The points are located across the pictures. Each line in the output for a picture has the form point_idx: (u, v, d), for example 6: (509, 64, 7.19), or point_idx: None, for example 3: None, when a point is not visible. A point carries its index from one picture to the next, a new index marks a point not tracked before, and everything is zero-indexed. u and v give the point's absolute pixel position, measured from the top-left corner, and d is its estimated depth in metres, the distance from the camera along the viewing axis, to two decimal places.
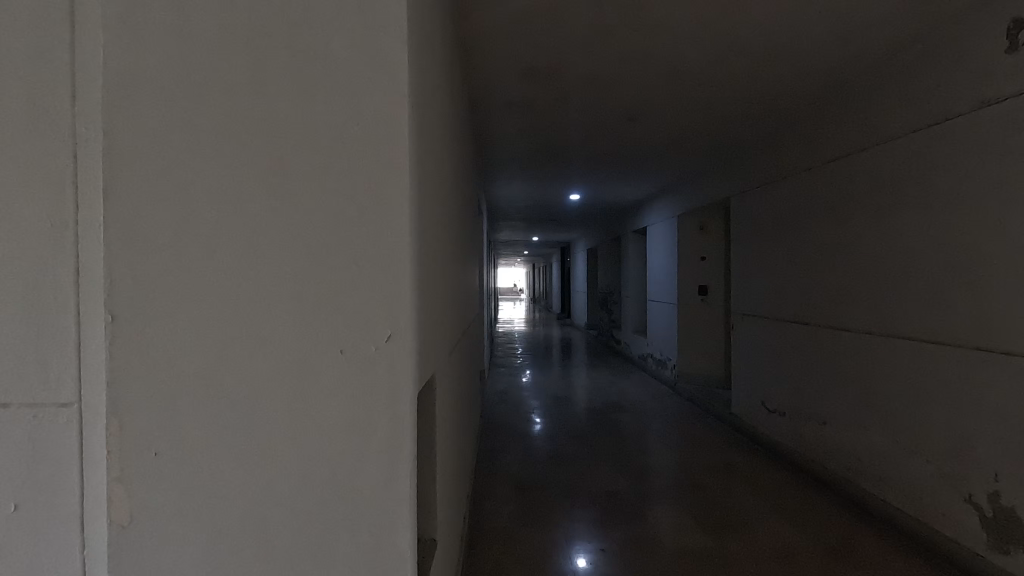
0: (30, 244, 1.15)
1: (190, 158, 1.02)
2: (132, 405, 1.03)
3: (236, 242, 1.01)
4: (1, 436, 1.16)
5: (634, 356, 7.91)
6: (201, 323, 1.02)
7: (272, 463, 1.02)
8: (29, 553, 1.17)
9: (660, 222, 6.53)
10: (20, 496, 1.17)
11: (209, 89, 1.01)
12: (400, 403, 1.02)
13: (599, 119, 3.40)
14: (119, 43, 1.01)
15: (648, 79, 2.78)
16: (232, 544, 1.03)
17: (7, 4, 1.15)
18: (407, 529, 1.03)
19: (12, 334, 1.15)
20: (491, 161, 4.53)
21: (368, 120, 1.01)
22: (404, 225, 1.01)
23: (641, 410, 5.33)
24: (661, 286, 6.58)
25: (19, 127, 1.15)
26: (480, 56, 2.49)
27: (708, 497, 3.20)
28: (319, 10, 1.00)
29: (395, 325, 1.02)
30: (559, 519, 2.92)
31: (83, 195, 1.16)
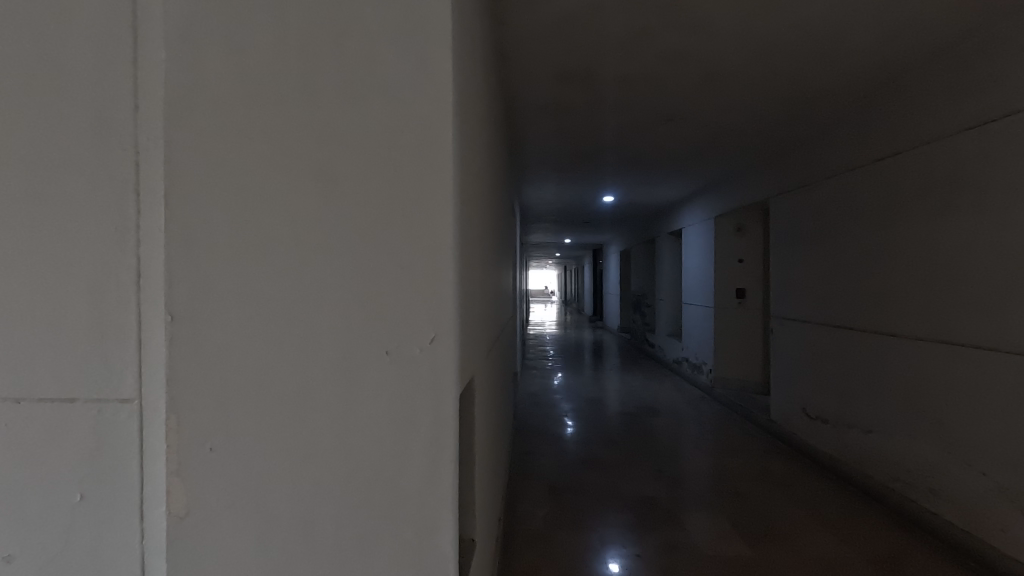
0: (94, 247, 1.22)
1: (243, 166, 1.06)
2: (190, 402, 1.07)
3: (287, 246, 1.05)
4: (68, 428, 1.23)
5: (668, 359, 7.80)
6: (254, 324, 1.06)
7: (320, 460, 1.06)
8: (92, 542, 1.23)
9: (696, 223, 6.42)
10: (85, 487, 1.23)
11: (263, 99, 1.05)
12: (443, 403, 1.04)
13: (636, 120, 3.37)
14: (179, 56, 1.06)
15: (685, 80, 2.75)
16: (283, 538, 1.06)
17: (76, 24, 1.22)
18: (450, 527, 1.05)
19: (79, 333, 1.22)
20: (525, 164, 4.55)
21: (412, 127, 1.03)
22: (448, 229, 1.03)
23: (676, 415, 5.25)
24: (696, 289, 6.48)
25: (86, 138, 1.22)
26: (516, 61, 2.51)
27: (747, 505, 3.14)
28: (365, 20, 1.03)
29: (439, 328, 1.04)
30: (592, 523, 2.90)
31: (145, 202, 1.22)
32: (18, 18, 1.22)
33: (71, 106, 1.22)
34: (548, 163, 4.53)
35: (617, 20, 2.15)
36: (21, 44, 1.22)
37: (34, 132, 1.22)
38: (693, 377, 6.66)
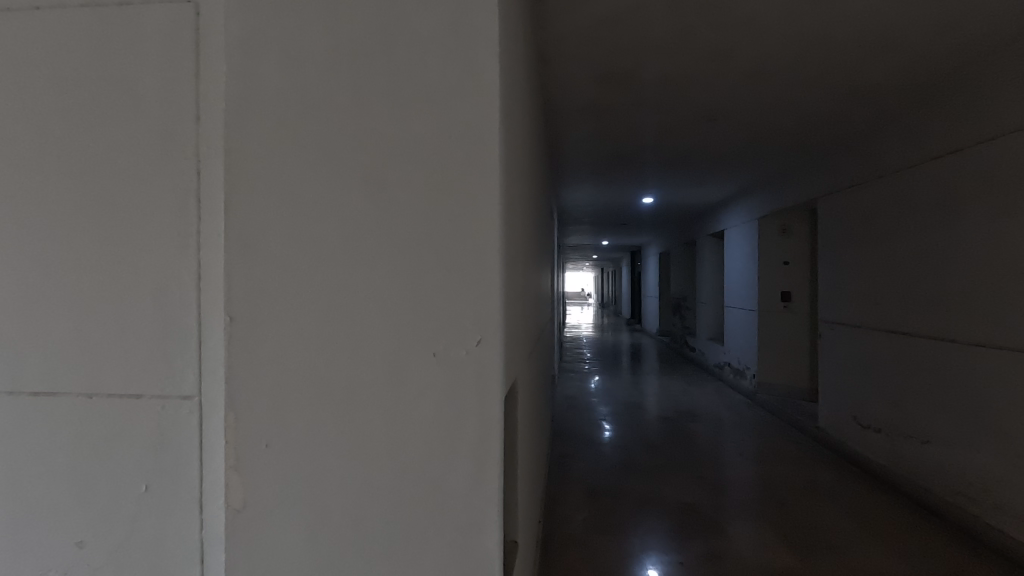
0: (159, 250, 1.29)
1: (298, 173, 1.10)
2: (248, 400, 1.12)
3: (338, 249, 1.08)
4: (134, 423, 1.30)
5: (710, 364, 7.63)
6: (308, 326, 1.10)
7: (370, 458, 1.08)
8: (156, 532, 1.30)
9: (739, 224, 6.27)
10: (150, 478, 1.30)
11: (317, 107, 1.09)
12: (489, 404, 1.05)
13: (678, 120, 3.32)
14: (239, 67, 1.11)
15: (729, 79, 2.69)
16: (334, 535, 1.09)
17: (144, 41, 1.29)
18: (495, 528, 1.06)
19: (146, 333, 1.29)
20: (564, 166, 4.55)
21: (458, 132, 1.05)
22: (494, 233, 1.05)
23: (717, 420, 5.13)
24: (739, 291, 6.32)
25: (152, 148, 1.29)
26: (557, 64, 2.51)
27: (794, 514, 3.04)
28: (414, 29, 1.06)
29: (485, 330, 1.05)
30: (632, 529, 2.87)
31: (205, 207, 1.28)
32: (92, 37, 1.30)
33: (139, 117, 1.29)
34: (588, 165, 4.51)
35: (660, 20, 2.12)
36: (94, 62, 1.30)
37: (105, 144, 1.30)
38: (735, 383, 6.49)
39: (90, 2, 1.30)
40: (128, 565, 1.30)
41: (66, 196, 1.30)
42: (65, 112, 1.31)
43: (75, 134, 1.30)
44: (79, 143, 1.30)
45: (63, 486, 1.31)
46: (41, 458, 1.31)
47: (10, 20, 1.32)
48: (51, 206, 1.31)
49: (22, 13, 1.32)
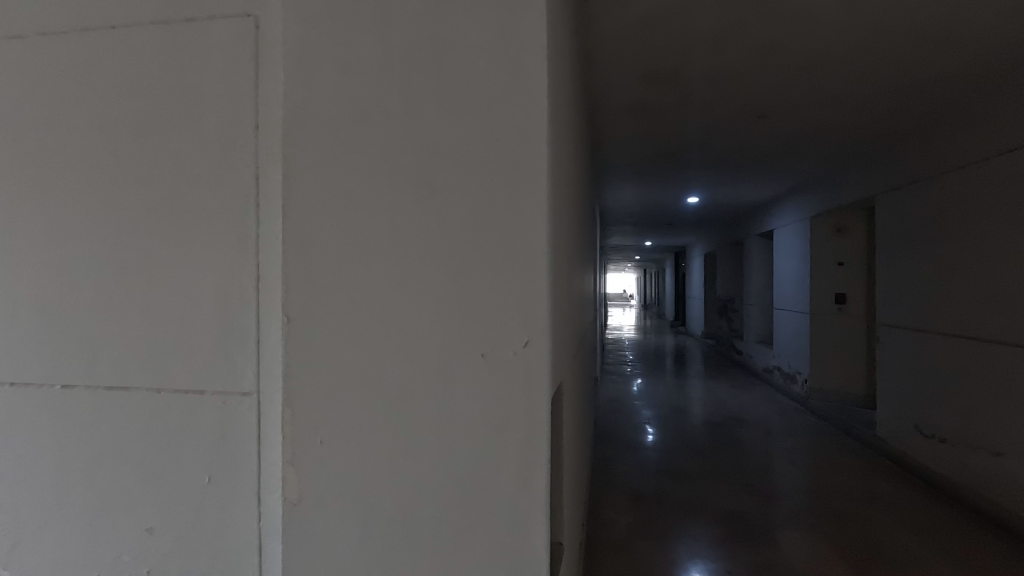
0: (221, 254, 1.35)
1: (351, 178, 1.13)
2: (304, 397, 1.16)
3: (388, 251, 1.11)
4: (198, 417, 1.37)
5: (758, 368, 7.40)
6: (360, 326, 1.13)
7: (419, 457, 1.11)
8: (217, 521, 1.36)
9: (790, 224, 6.06)
10: (212, 470, 1.36)
11: (368, 113, 1.12)
12: (535, 405, 1.06)
13: (725, 118, 3.24)
14: (295, 77, 1.15)
15: (781, 74, 2.61)
16: (384, 531, 1.12)
17: (207, 55, 1.36)
18: (542, 530, 1.06)
19: (209, 332, 1.36)
20: (607, 166, 4.52)
21: (506, 134, 1.06)
22: (541, 234, 1.05)
23: (767, 426, 4.97)
24: (790, 293, 6.11)
25: (215, 156, 1.36)
26: (601, 63, 2.49)
27: (850, 526, 2.92)
28: (463, 36, 1.08)
29: (532, 332, 1.06)
30: (677, 535, 2.82)
31: (262, 211, 1.33)
32: (161, 53, 1.38)
33: (203, 128, 1.36)
34: (631, 165, 4.46)
35: (709, 16, 2.08)
36: (163, 76, 1.38)
37: (172, 153, 1.37)
38: (785, 388, 6.28)
39: (160, 20, 1.38)
40: (192, 553, 1.37)
41: (137, 203, 1.39)
42: (136, 126, 1.39)
43: (145, 144, 1.38)
44: (148, 153, 1.38)
45: (134, 476, 1.40)
46: (115, 448, 1.40)
47: (89, 40, 1.42)
48: (123, 213, 1.39)
49: (100, 33, 1.41)
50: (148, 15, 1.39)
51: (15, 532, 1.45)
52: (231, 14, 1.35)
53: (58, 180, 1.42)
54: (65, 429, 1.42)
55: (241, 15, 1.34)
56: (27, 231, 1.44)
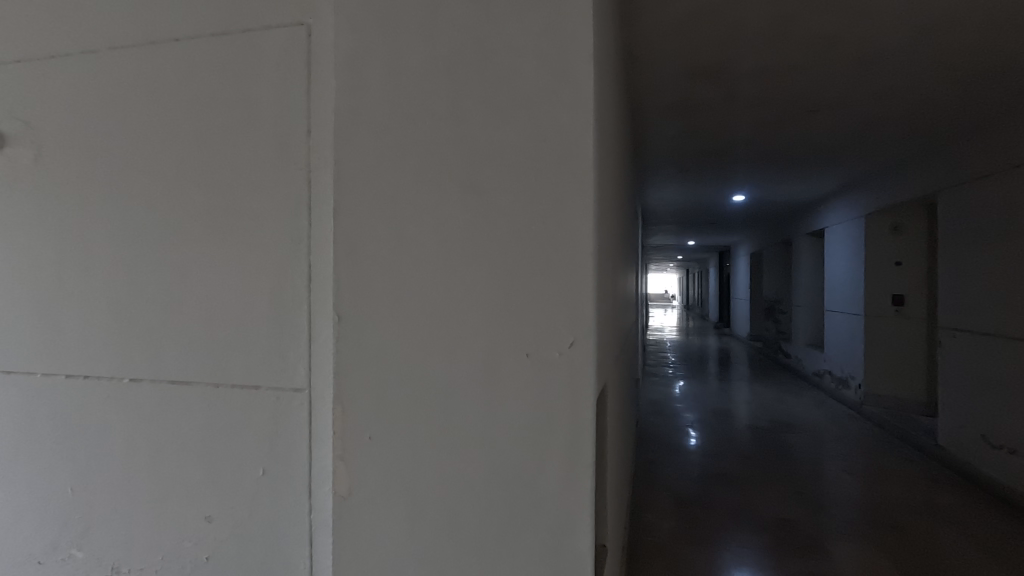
0: (275, 254, 1.40)
1: (399, 180, 1.15)
2: (353, 393, 1.19)
3: (436, 251, 1.13)
4: (253, 411, 1.42)
5: (807, 372, 7.14)
6: (408, 325, 1.15)
7: (465, 454, 1.12)
8: (271, 512, 1.41)
9: (842, 222, 5.83)
10: (266, 463, 1.41)
11: (416, 117, 1.14)
12: (581, 405, 1.06)
13: (774, 113, 3.15)
14: (346, 83, 1.19)
15: (835, 66, 2.51)
16: (430, 526, 1.14)
17: (262, 64, 1.42)
18: (587, 531, 1.06)
19: (263, 329, 1.41)
20: (649, 165, 4.45)
21: (552, 135, 1.06)
22: (587, 235, 1.05)
23: (817, 432, 4.79)
24: (842, 294, 5.87)
25: (270, 161, 1.41)
26: (644, 61, 2.46)
27: (908, 539, 2.79)
28: (509, 38, 1.08)
29: (578, 332, 1.06)
30: (722, 541, 2.76)
31: (314, 213, 1.38)
32: (220, 63, 1.45)
33: (258, 133, 1.42)
34: (673, 163, 4.39)
35: (758, 10, 2.02)
36: (222, 85, 1.45)
37: (229, 158, 1.43)
38: (837, 393, 6.03)
39: (219, 31, 1.45)
40: (248, 543, 1.43)
41: (197, 207, 1.46)
42: (195, 133, 1.46)
43: (206, 150, 1.45)
44: (209, 159, 1.45)
45: (195, 466, 1.47)
46: (176, 439, 1.48)
47: (155, 53, 1.50)
48: (185, 217, 1.46)
49: (164, 46, 1.49)
50: (209, 28, 1.46)
51: (87, 517, 1.55)
52: (284, 23, 1.40)
53: (127, 186, 1.51)
54: (132, 421, 1.51)
55: (294, 24, 1.39)
56: (99, 234, 1.53)
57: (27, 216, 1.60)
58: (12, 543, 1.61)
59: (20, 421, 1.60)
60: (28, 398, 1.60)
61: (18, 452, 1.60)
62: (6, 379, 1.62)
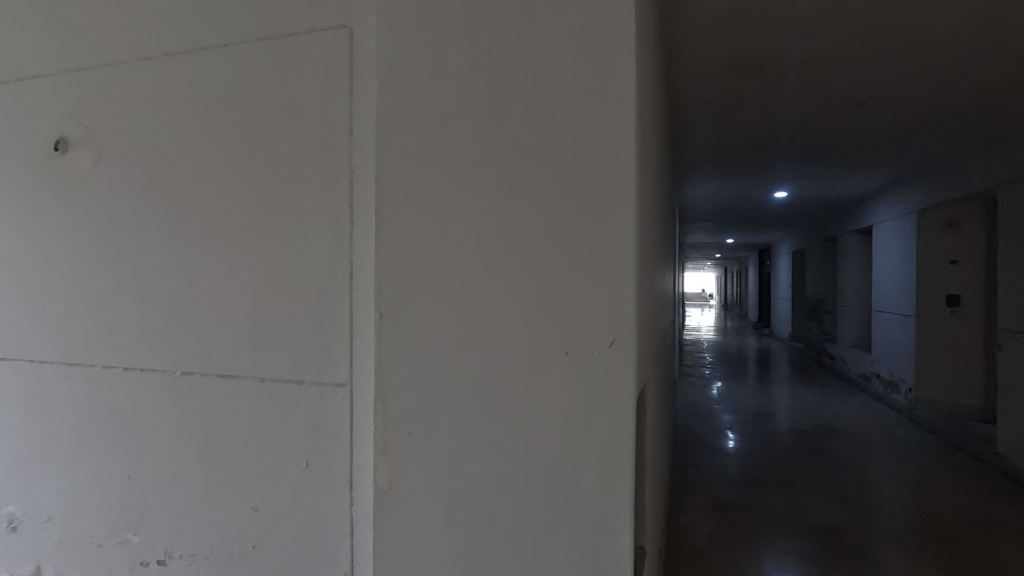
0: (318, 252, 1.44)
1: (439, 179, 1.16)
2: (394, 389, 1.21)
3: (476, 250, 1.13)
4: (297, 406, 1.46)
5: (853, 374, 6.90)
6: (448, 322, 1.16)
7: (504, 452, 1.12)
8: (314, 504, 1.45)
9: (892, 219, 5.59)
10: (309, 456, 1.45)
11: (456, 116, 1.15)
12: (622, 405, 1.05)
13: (820, 106, 3.04)
14: (388, 84, 1.20)
15: (885, 56, 2.41)
16: (469, 522, 1.15)
17: (307, 67, 1.45)
18: (627, 532, 1.05)
19: (307, 326, 1.45)
20: (687, 161, 4.37)
21: (593, 133, 1.05)
22: (628, 233, 1.04)
23: (863, 437, 4.62)
24: (892, 294, 5.63)
25: (314, 161, 1.44)
26: (684, 55, 2.42)
27: (963, 551, 2.66)
28: (550, 35, 1.08)
29: (618, 332, 1.05)
30: (763, 547, 2.69)
31: (356, 212, 1.40)
32: (266, 67, 1.49)
33: (303, 134, 1.45)
34: (712, 159, 4.30)
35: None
36: (268, 88, 1.49)
37: (275, 160, 1.48)
38: (886, 397, 5.80)
39: (266, 36, 1.49)
40: (292, 534, 1.47)
41: (244, 207, 1.50)
42: (244, 135, 1.51)
43: (254, 152, 1.50)
44: (256, 161, 1.49)
45: (242, 458, 1.52)
46: (224, 431, 1.53)
47: (205, 58, 1.55)
48: (233, 216, 1.51)
49: (215, 51, 1.54)
50: (256, 32, 1.50)
51: (142, 504, 1.62)
52: (328, 26, 1.43)
53: (179, 187, 1.57)
54: (184, 414, 1.57)
55: (338, 27, 1.42)
56: (154, 234, 1.60)
57: (88, 217, 1.68)
58: (74, 525, 1.71)
59: (82, 411, 1.69)
60: (89, 388, 1.68)
61: (79, 440, 1.69)
62: (69, 370, 1.71)
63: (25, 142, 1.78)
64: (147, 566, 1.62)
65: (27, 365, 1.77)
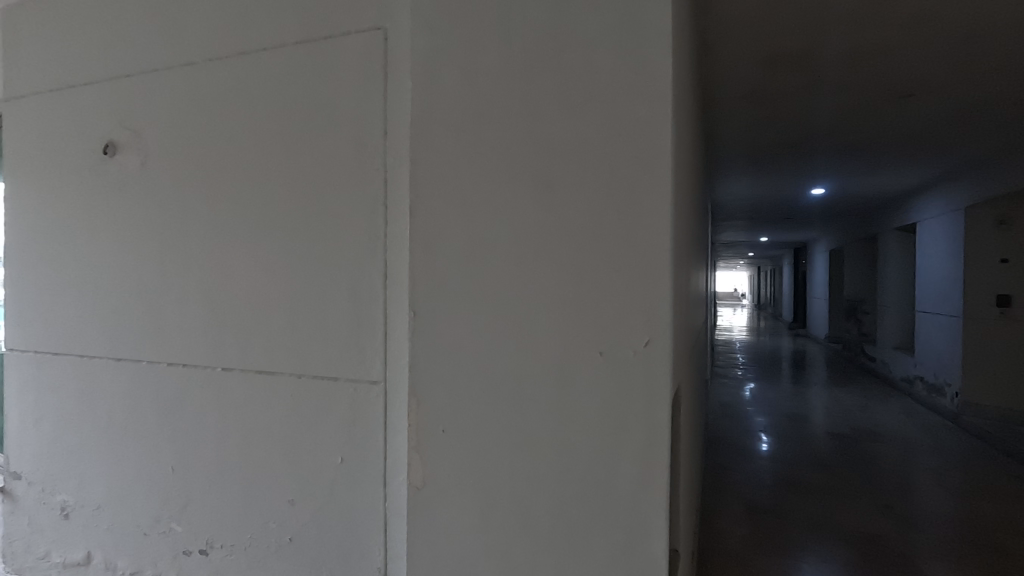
0: (353, 251, 1.46)
1: (473, 178, 1.17)
2: (428, 387, 1.22)
3: (509, 249, 1.13)
4: (333, 402, 1.49)
5: (895, 377, 6.66)
6: (481, 321, 1.17)
7: (537, 452, 1.12)
8: (349, 498, 1.47)
9: (936, 216, 5.38)
10: (344, 451, 1.48)
11: (489, 115, 1.15)
12: (657, 405, 1.04)
13: (861, 99, 2.94)
14: (422, 84, 1.21)
15: (933, 46, 2.32)
16: (502, 519, 1.15)
17: (342, 68, 1.48)
18: (662, 535, 1.03)
19: (343, 323, 1.48)
20: (720, 158, 4.28)
21: (628, 130, 1.04)
22: (665, 232, 1.02)
23: (905, 442, 4.46)
24: (937, 294, 5.41)
25: (349, 161, 1.47)
26: (719, 50, 2.37)
27: (1015, 564, 2.54)
28: (584, 32, 1.07)
29: (653, 331, 1.04)
30: (800, 552, 2.63)
31: (390, 211, 1.42)
32: (303, 69, 1.52)
33: (338, 135, 1.48)
34: (746, 156, 4.21)
35: None
36: (305, 90, 1.52)
37: (312, 160, 1.51)
38: (930, 401, 5.58)
39: (303, 39, 1.52)
40: (327, 528, 1.50)
41: (282, 206, 1.54)
42: (280, 136, 1.54)
43: (291, 153, 1.53)
44: (294, 162, 1.53)
45: (279, 453, 1.55)
46: (262, 425, 1.57)
47: (245, 62, 1.59)
48: (271, 216, 1.55)
49: (254, 55, 1.58)
50: (293, 36, 1.53)
51: (185, 494, 1.68)
52: (363, 28, 1.45)
53: (219, 188, 1.62)
54: (224, 408, 1.62)
55: (372, 28, 1.44)
56: (196, 234, 1.65)
57: (135, 217, 1.75)
58: (122, 514, 1.78)
59: (128, 404, 1.76)
60: (136, 382, 1.75)
61: (126, 432, 1.76)
62: (117, 364, 1.78)
63: (76, 146, 1.86)
64: (190, 555, 1.68)
65: (78, 359, 1.85)
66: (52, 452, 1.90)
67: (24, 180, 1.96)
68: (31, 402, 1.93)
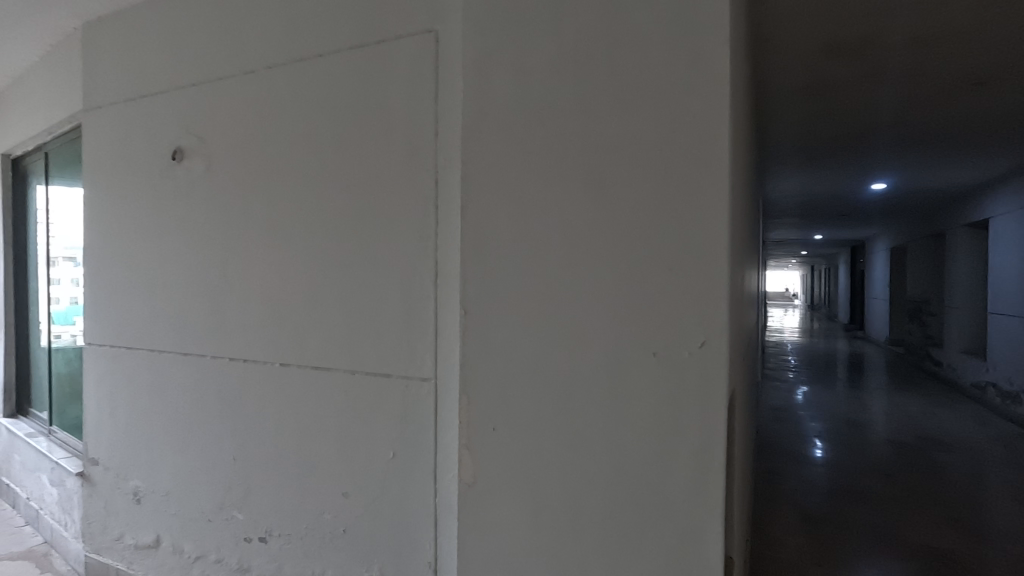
0: (405, 250, 1.49)
1: (524, 178, 1.17)
2: (479, 385, 1.23)
3: (560, 248, 1.13)
4: (385, 397, 1.53)
5: (964, 382, 6.27)
6: (532, 321, 1.17)
7: (588, 451, 1.11)
8: (401, 492, 1.50)
9: (1012, 211, 5.03)
10: (397, 446, 1.51)
11: (541, 115, 1.15)
12: (714, 408, 1.01)
13: (929, 88, 2.79)
14: (474, 85, 1.22)
15: (1011, 29, 2.17)
16: (552, 518, 1.15)
17: (395, 71, 1.51)
18: (718, 541, 1.01)
19: (394, 321, 1.51)
20: (772, 153, 4.14)
21: (684, 127, 1.02)
22: (722, 231, 1.00)
23: (976, 452, 4.19)
24: (1011, 294, 5.07)
25: (401, 163, 1.50)
26: (774, 41, 2.29)
27: None
28: (639, 28, 1.05)
29: (709, 332, 1.01)
30: (860, 564, 2.51)
31: (441, 211, 1.44)
32: (357, 73, 1.56)
33: (391, 137, 1.51)
34: (801, 150, 4.05)
35: None
36: (359, 93, 1.56)
37: (365, 161, 1.55)
38: (1003, 409, 5.23)
39: (357, 44, 1.56)
40: (379, 520, 1.54)
41: (336, 207, 1.59)
42: (335, 139, 1.59)
43: (346, 155, 1.57)
44: (348, 163, 1.57)
45: (334, 446, 1.60)
46: (318, 420, 1.63)
47: (302, 68, 1.65)
48: (327, 217, 1.60)
49: (312, 61, 1.63)
50: (347, 41, 1.58)
51: (246, 484, 1.76)
52: (415, 31, 1.48)
53: (278, 190, 1.68)
54: (283, 402, 1.68)
55: (424, 32, 1.46)
56: (256, 235, 1.72)
57: (200, 219, 1.84)
58: (188, 500, 1.88)
59: (194, 396, 1.85)
60: (201, 375, 1.84)
61: (192, 422, 1.86)
62: (183, 358, 1.88)
63: (147, 152, 1.97)
64: (250, 542, 1.75)
65: (149, 353, 1.96)
66: (125, 441, 2.02)
67: (100, 185, 2.10)
68: (107, 392, 2.07)
